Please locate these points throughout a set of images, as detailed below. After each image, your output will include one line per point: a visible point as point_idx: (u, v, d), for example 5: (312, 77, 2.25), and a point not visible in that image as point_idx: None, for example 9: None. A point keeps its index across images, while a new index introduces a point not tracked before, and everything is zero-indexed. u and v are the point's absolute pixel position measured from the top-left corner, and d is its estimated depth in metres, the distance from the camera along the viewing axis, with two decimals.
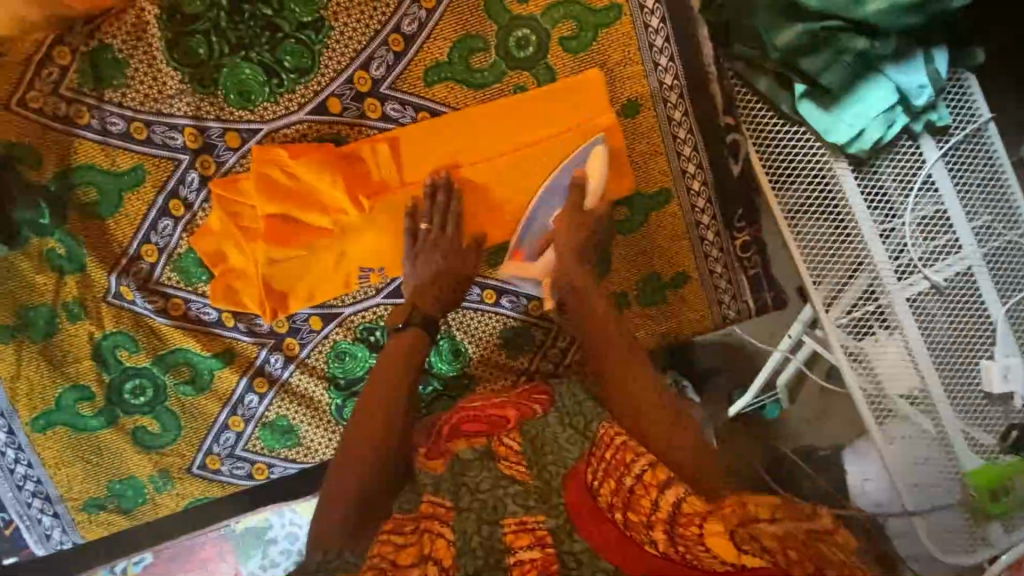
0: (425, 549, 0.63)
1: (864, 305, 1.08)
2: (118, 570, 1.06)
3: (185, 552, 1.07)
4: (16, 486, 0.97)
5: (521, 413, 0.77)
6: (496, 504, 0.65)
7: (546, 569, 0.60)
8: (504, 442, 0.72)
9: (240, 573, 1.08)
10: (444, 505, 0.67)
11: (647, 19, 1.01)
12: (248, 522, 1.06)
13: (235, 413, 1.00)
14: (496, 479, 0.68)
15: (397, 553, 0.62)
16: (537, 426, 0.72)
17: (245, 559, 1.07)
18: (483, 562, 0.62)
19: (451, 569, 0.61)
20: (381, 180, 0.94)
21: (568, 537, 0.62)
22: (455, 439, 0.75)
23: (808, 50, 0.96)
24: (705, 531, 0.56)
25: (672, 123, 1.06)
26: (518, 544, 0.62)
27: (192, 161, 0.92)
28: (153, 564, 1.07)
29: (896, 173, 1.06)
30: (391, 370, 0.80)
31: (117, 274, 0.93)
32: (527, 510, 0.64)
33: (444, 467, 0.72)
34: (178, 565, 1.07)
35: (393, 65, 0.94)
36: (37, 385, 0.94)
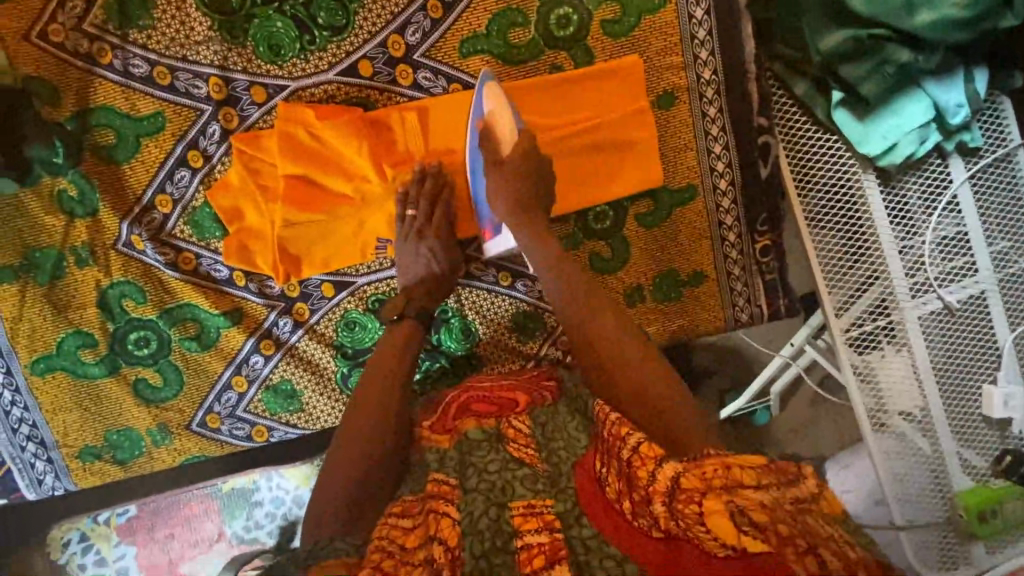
0: (431, 529, 0.61)
1: (874, 320, 1.09)
2: (101, 520, 1.10)
3: (170, 508, 1.10)
4: (10, 430, 0.96)
5: (531, 398, 0.78)
6: (505, 485, 0.64)
7: (555, 554, 0.57)
8: (513, 426, 0.72)
9: (223, 534, 1.11)
10: (447, 483, 0.66)
11: (691, 8, 0.97)
12: (235, 483, 1.10)
13: (238, 373, 0.98)
14: (505, 462, 0.67)
15: (405, 537, 0.62)
16: (546, 414, 0.74)
17: (229, 520, 1.10)
18: (491, 543, 0.60)
19: (456, 548, 0.59)
20: (407, 150, 0.92)
21: (576, 522, 0.61)
22: (463, 417, 0.75)
23: (852, 57, 0.95)
24: (705, 510, 0.54)
25: (705, 120, 1.03)
26: (525, 526, 0.60)
27: (215, 113, 0.89)
28: (136, 517, 1.10)
29: (921, 191, 1.05)
30: (384, 365, 0.81)
31: (128, 222, 0.91)
32: (535, 493, 0.63)
33: (451, 444, 0.71)
34: (162, 519, 1.10)
35: (429, 32, 0.92)
36: (38, 328, 0.93)
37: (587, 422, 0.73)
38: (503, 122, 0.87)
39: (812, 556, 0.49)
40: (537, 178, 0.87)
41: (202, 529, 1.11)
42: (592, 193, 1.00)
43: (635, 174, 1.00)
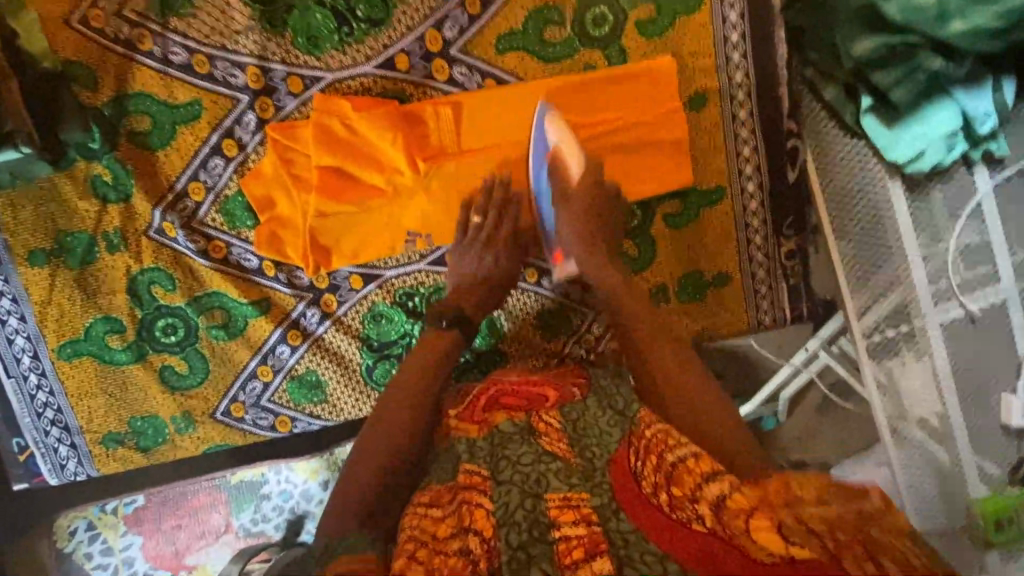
0: (465, 520, 0.62)
1: (894, 326, 1.10)
2: (109, 509, 1.08)
3: (177, 498, 1.08)
4: (35, 413, 0.96)
5: (560, 395, 0.78)
6: (539, 476, 0.64)
7: (594, 547, 0.57)
8: (542, 420, 0.73)
9: (230, 526, 1.09)
10: (480, 473, 0.67)
11: (725, 11, 0.98)
12: (242, 476, 1.09)
13: (264, 363, 0.99)
14: (538, 455, 0.66)
15: (436, 525, 0.62)
16: (576, 409, 0.75)
17: (237, 512, 1.09)
18: (528, 535, 0.59)
19: (492, 539, 0.60)
20: (439, 145, 0.93)
21: (613, 516, 0.60)
22: (493, 410, 0.76)
23: (884, 63, 0.97)
24: (752, 526, 0.54)
25: (735, 123, 1.03)
26: (562, 518, 0.60)
27: (252, 102, 0.90)
28: (143, 507, 1.08)
29: (946, 199, 1.05)
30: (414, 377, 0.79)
31: (161, 209, 0.91)
32: (571, 487, 0.63)
33: (482, 435, 0.71)
34: (168, 510, 1.08)
35: (467, 27, 0.92)
36: (67, 312, 0.93)
37: (621, 420, 0.72)
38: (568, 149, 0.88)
39: (870, 561, 0.50)
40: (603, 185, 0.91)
41: (208, 520, 1.09)
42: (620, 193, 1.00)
43: (665, 174, 1.00)
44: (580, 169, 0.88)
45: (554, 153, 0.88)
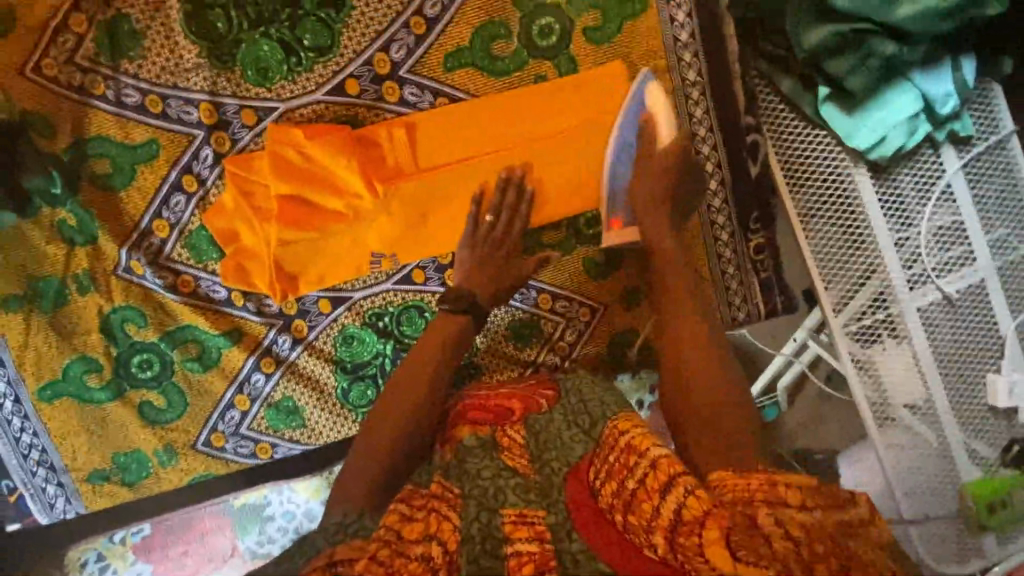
0: (431, 528, 0.62)
1: (874, 313, 1.08)
2: (117, 540, 1.10)
3: (182, 525, 1.11)
4: (21, 455, 0.98)
5: (527, 406, 0.77)
6: (496, 492, 0.66)
7: (543, 565, 0.59)
8: (507, 435, 0.73)
9: (237, 549, 1.10)
10: (452, 490, 0.67)
11: (672, 12, 0.97)
12: (246, 498, 1.11)
13: (241, 392, 1.00)
14: (498, 470, 0.68)
15: (404, 525, 0.61)
16: (540, 421, 0.74)
17: (242, 535, 1.10)
18: (481, 549, 0.62)
19: (454, 552, 0.62)
20: (396, 165, 0.94)
21: (566, 535, 0.61)
22: (458, 426, 0.76)
23: (838, 52, 0.95)
24: (705, 540, 0.52)
25: (692, 122, 1.03)
26: (516, 535, 0.62)
27: (207, 138, 0.91)
28: (151, 535, 1.10)
29: (915, 182, 1.04)
30: (412, 387, 0.79)
31: (127, 248, 0.93)
32: (527, 504, 0.65)
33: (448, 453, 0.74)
34: (174, 537, 1.11)
35: (414, 48, 0.93)
36: (44, 356, 0.95)
37: (585, 439, 0.71)
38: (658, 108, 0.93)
39: None
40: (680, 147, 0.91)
41: (213, 545, 1.10)
42: (580, 200, 1.00)
43: None
44: (668, 130, 0.92)
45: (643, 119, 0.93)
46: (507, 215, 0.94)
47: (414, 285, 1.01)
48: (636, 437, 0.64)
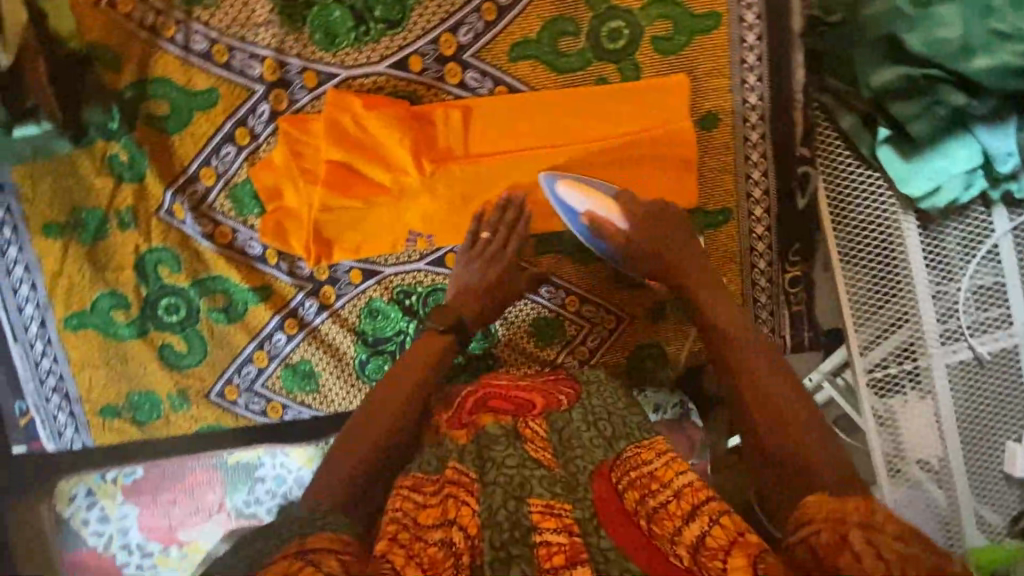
0: (450, 513, 0.65)
1: (901, 363, 1.07)
2: (110, 478, 1.10)
3: (174, 474, 1.10)
4: (38, 380, 0.99)
5: (547, 402, 0.78)
6: (523, 481, 0.67)
7: (575, 557, 0.62)
8: (529, 427, 0.74)
9: (224, 505, 1.11)
10: (467, 475, 0.69)
11: (743, 33, 0.96)
12: (240, 457, 1.10)
13: (260, 348, 1.00)
14: (524, 460, 0.69)
15: (418, 511, 0.66)
16: (562, 420, 0.75)
17: (231, 493, 1.10)
18: (510, 535, 0.63)
19: (476, 537, 0.64)
20: (446, 147, 0.94)
21: (596, 532, 0.64)
22: (479, 413, 0.76)
23: (905, 95, 0.95)
24: (730, 565, 0.56)
25: (747, 145, 1.01)
26: (545, 524, 0.64)
27: (266, 94, 0.91)
28: (143, 479, 1.10)
29: (962, 239, 1.03)
30: (396, 395, 0.79)
31: (172, 191, 0.94)
32: (554, 496, 0.66)
33: (468, 440, 0.73)
34: (166, 484, 1.10)
35: (482, 34, 0.93)
36: (76, 285, 0.96)
37: (605, 444, 0.73)
38: (597, 196, 0.93)
39: None
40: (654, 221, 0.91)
41: (203, 498, 1.11)
42: None
43: (671, 193, 0.99)
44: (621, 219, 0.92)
45: (588, 218, 0.93)
46: (503, 230, 0.94)
47: (446, 269, 1.01)
48: (663, 469, 0.69)
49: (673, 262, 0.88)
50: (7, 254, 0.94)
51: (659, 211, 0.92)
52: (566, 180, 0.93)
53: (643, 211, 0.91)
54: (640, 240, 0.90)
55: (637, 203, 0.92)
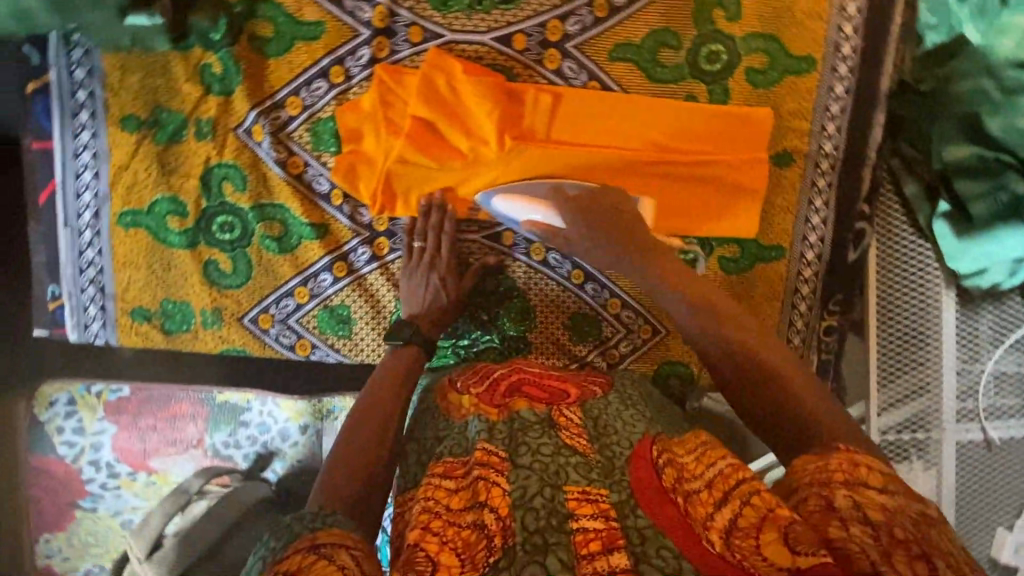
0: (481, 496, 0.68)
1: (914, 431, 1.09)
2: (95, 391, 1.29)
3: (164, 400, 1.30)
4: (77, 268, 0.98)
5: (581, 393, 0.84)
6: (558, 471, 0.70)
7: (611, 543, 0.62)
8: (564, 415, 0.79)
9: (204, 438, 1.33)
10: (497, 454, 0.73)
11: (833, 82, 0.99)
12: (229, 398, 1.31)
13: (304, 285, 1.01)
14: (557, 448, 0.73)
15: (451, 499, 0.69)
16: (598, 407, 0.81)
17: (214, 429, 1.32)
18: (545, 522, 0.64)
19: (507, 518, 0.66)
20: (530, 127, 0.96)
21: (631, 512, 0.65)
22: (514, 396, 0.82)
23: (973, 174, 0.99)
24: (762, 542, 0.57)
25: (812, 190, 1.03)
26: (580, 511, 0.65)
27: (369, 39, 0.93)
28: (126, 398, 1.30)
29: (994, 325, 1.07)
30: (386, 399, 0.85)
31: (256, 112, 0.94)
32: (589, 482, 0.68)
33: (501, 418, 0.78)
34: (156, 407, 1.30)
35: (589, 27, 0.95)
36: (139, 183, 0.96)
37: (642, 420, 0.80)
38: (525, 197, 0.94)
39: None
40: (604, 215, 0.90)
41: (184, 431, 1.32)
42: (682, 225, 1.01)
43: (732, 219, 1.02)
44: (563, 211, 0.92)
45: (529, 224, 0.94)
46: (434, 236, 0.97)
47: (502, 246, 1.04)
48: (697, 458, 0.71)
49: (616, 256, 0.89)
50: (79, 137, 0.94)
51: (590, 204, 0.91)
52: (503, 192, 0.95)
53: (573, 204, 0.91)
54: (577, 243, 0.92)
55: (571, 199, 0.92)
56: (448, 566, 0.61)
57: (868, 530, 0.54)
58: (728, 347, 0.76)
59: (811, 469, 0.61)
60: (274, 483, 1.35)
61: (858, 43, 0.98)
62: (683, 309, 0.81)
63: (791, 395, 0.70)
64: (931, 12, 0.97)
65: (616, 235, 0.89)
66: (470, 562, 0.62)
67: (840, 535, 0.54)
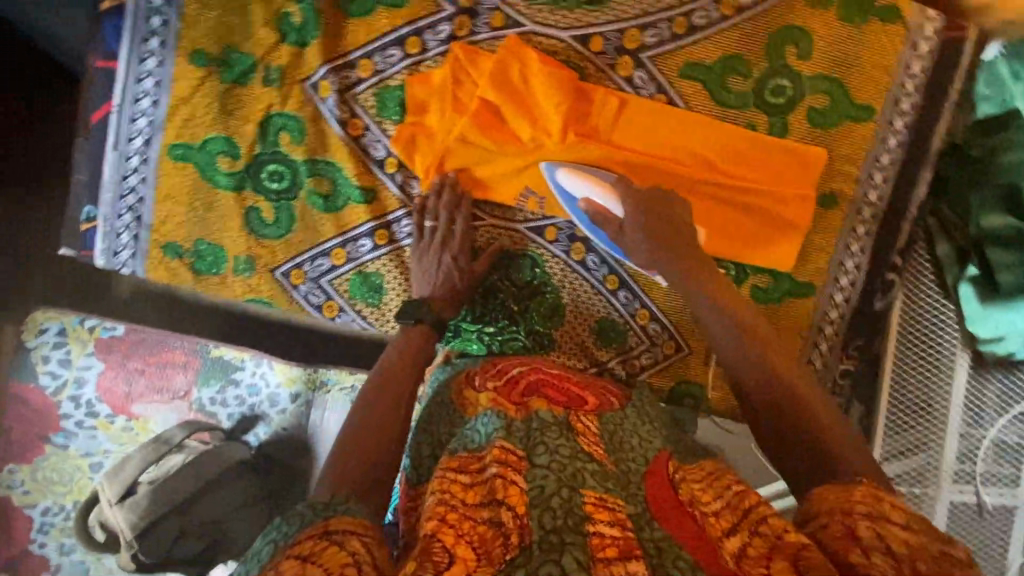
0: (497, 493, 0.62)
1: (908, 484, 1.12)
2: (88, 326, 1.28)
3: (156, 345, 1.29)
4: (117, 194, 0.97)
5: (599, 403, 0.82)
6: (575, 473, 0.65)
7: (629, 550, 0.58)
8: (582, 422, 0.76)
9: (191, 393, 1.31)
10: (515, 454, 0.67)
11: (887, 135, 1.02)
12: (223, 354, 1.31)
13: (342, 247, 1.00)
14: (576, 453, 0.68)
15: (465, 492, 0.64)
16: (615, 421, 0.79)
17: (203, 385, 1.30)
18: (562, 522, 0.59)
19: (524, 517, 0.60)
20: (593, 127, 0.97)
21: (647, 525, 0.62)
22: (533, 396, 0.77)
23: (1007, 243, 1.02)
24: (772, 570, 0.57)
25: (850, 236, 1.06)
26: (597, 515, 0.61)
27: (452, 16, 0.94)
28: (119, 338, 1.29)
29: (1001, 393, 1.07)
30: (403, 378, 0.83)
31: (327, 68, 0.94)
32: (606, 490, 0.64)
33: (519, 416, 0.74)
34: (146, 351, 1.29)
35: (666, 42, 0.97)
36: (196, 119, 0.95)
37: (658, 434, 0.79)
38: (591, 176, 0.95)
39: None
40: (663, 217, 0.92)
41: (172, 380, 1.30)
42: (722, 247, 1.02)
43: (771, 251, 1.03)
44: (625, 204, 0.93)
45: (585, 204, 0.95)
46: (445, 216, 0.97)
47: (542, 240, 1.04)
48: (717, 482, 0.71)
49: (670, 253, 0.90)
50: (145, 63, 0.93)
51: (652, 203, 0.92)
52: (568, 168, 0.95)
53: (639, 199, 0.92)
54: (634, 233, 0.92)
55: (637, 194, 0.93)
56: (463, 560, 0.56)
57: (890, 561, 0.53)
58: (759, 370, 0.78)
59: (832, 498, 0.61)
60: (254, 448, 1.32)
61: (917, 101, 1.01)
62: (727, 327, 0.83)
63: (819, 426, 0.70)
64: (987, 84, 1.02)
65: (676, 229, 0.92)
66: (485, 558, 0.57)
67: (860, 561, 0.54)
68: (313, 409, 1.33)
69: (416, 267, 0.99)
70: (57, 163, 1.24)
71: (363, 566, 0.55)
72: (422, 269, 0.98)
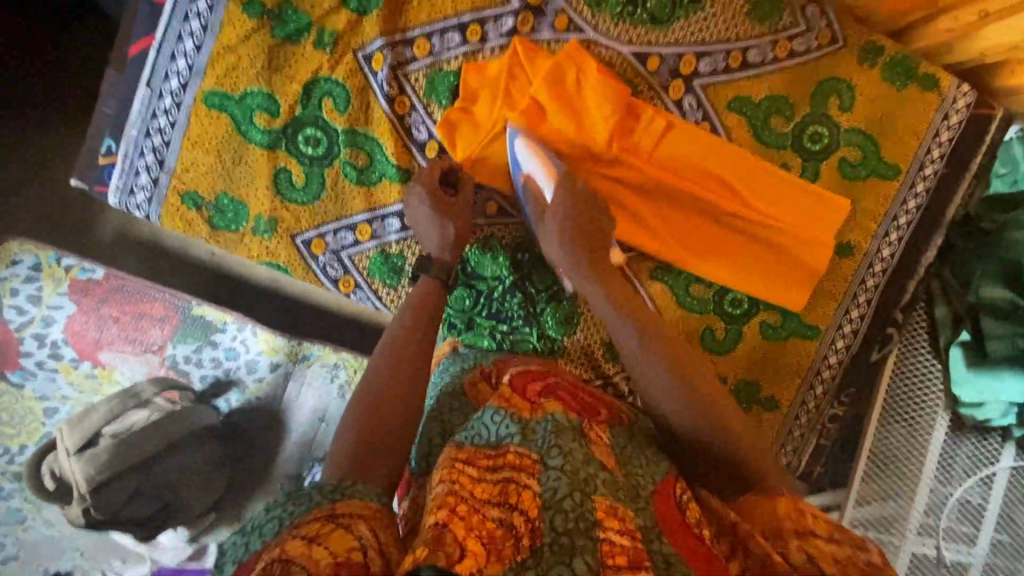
0: (514, 498, 0.58)
1: (875, 530, 1.15)
2: (63, 264, 1.19)
3: (136, 295, 1.22)
4: (144, 131, 0.94)
5: (610, 418, 0.77)
6: (587, 479, 0.60)
7: (638, 561, 0.54)
8: (593, 430, 0.71)
9: (164, 348, 1.23)
10: (529, 458, 0.63)
11: (908, 196, 1.06)
12: (204, 313, 1.24)
13: (369, 223, 0.98)
14: (588, 457, 0.63)
15: (475, 486, 0.59)
16: (623, 439, 0.73)
17: (179, 341, 1.23)
18: (573, 524, 0.55)
19: (536, 521, 0.56)
20: (636, 143, 0.98)
21: (655, 538, 0.59)
22: (550, 398, 0.73)
23: (1000, 316, 1.06)
24: None
25: (860, 286, 1.09)
26: (607, 523, 0.56)
27: (517, 11, 0.94)
28: (97, 282, 1.21)
29: (971, 455, 1.13)
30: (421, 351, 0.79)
31: (383, 40, 0.93)
32: (617, 500, 0.60)
33: (534, 417, 0.69)
34: (126, 300, 1.22)
35: (718, 72, 0.99)
36: (239, 68, 0.92)
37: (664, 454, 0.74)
38: (546, 162, 0.90)
39: None
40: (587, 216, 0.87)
41: (148, 333, 1.23)
42: (739, 279, 1.05)
43: (783, 291, 1.06)
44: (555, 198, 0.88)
45: (526, 179, 0.91)
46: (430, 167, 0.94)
47: None
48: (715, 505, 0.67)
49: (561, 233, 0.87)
50: (196, 3, 0.90)
51: (584, 204, 0.88)
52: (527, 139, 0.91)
53: (571, 197, 0.87)
54: (552, 221, 0.88)
55: (574, 193, 0.88)
56: (473, 553, 0.51)
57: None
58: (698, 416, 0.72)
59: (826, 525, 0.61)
60: (224, 415, 1.26)
61: (940, 169, 1.06)
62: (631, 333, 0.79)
63: None
64: (1003, 162, 1.11)
65: (572, 212, 0.87)
66: (494, 553, 0.52)
67: None
68: (291, 382, 1.28)
69: (426, 245, 0.92)
70: (79, 98, 1.22)
71: (369, 552, 0.52)
72: (415, 218, 0.93)
